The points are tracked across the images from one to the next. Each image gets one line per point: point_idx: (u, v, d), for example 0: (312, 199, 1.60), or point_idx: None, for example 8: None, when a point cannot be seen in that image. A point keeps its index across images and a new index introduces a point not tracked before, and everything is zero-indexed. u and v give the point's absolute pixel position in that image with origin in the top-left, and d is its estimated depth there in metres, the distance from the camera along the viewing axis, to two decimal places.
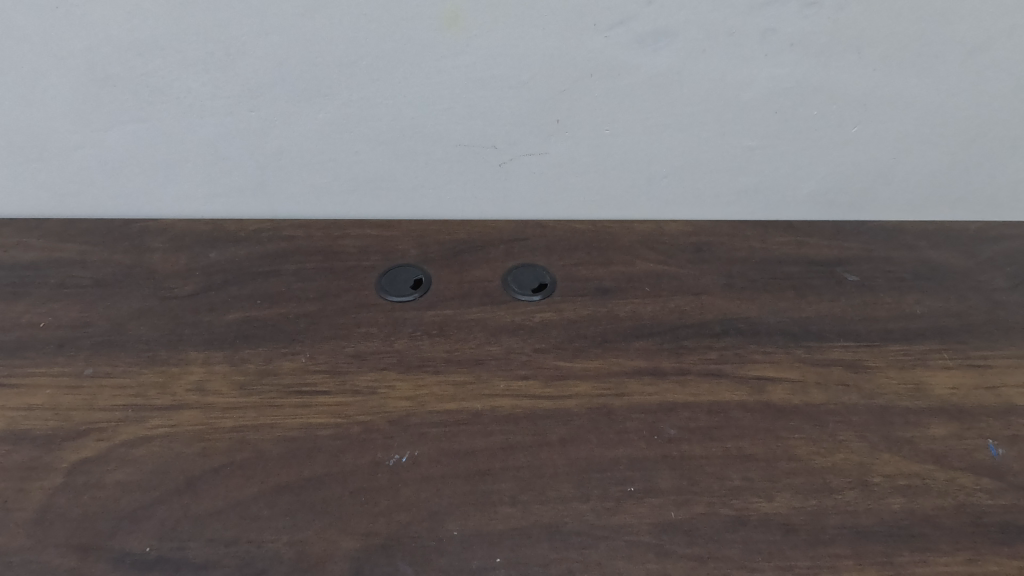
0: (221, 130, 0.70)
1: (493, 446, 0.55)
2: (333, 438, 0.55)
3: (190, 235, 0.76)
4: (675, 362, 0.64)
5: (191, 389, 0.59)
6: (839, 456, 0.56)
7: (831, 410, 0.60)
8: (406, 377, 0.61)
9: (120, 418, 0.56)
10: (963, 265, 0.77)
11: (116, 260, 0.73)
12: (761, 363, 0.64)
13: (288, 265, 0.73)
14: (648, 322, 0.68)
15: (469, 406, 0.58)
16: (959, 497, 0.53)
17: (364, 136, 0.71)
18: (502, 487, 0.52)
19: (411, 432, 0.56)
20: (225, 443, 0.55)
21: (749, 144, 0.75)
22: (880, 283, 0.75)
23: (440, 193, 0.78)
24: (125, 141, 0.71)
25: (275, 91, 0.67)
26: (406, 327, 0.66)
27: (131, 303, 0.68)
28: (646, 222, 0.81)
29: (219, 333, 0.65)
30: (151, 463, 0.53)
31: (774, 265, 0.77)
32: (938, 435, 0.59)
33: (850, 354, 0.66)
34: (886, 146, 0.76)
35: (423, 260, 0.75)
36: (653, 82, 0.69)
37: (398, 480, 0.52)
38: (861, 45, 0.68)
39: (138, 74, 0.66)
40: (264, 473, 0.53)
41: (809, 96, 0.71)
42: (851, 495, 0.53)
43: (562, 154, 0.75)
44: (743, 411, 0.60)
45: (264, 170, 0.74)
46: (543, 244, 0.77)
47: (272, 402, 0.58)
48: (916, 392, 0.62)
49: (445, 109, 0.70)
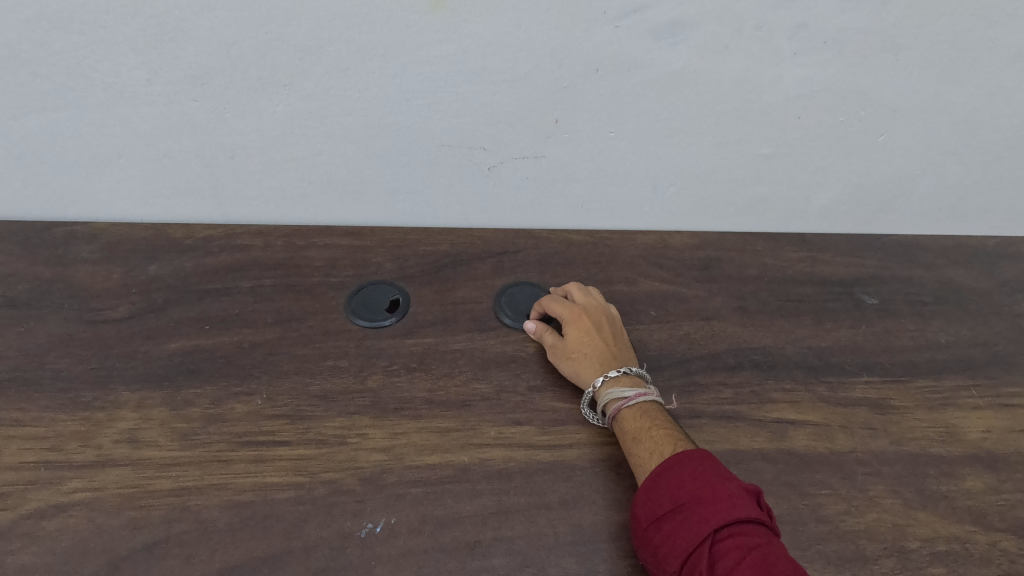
0: (162, 123, 0.59)
1: (483, 510, 0.47)
2: (293, 504, 0.46)
3: (127, 245, 0.66)
4: (686, 403, 0.57)
5: (120, 440, 0.49)
6: (871, 516, 0.50)
7: (859, 460, 0.54)
8: (381, 423, 0.52)
9: (29, 480, 0.46)
10: (982, 288, 0.73)
11: (34, 274, 0.62)
12: (781, 403, 0.58)
13: (243, 282, 0.63)
14: (654, 354, 0.61)
15: (454, 459, 0.50)
16: (1003, 565, 0.48)
17: (331, 133, 0.61)
18: (494, 564, 0.45)
19: (387, 495, 0.48)
20: (161, 511, 0.45)
21: (766, 151, 0.68)
22: (900, 308, 0.69)
23: (419, 198, 0.69)
24: (41, 133, 0.59)
25: (225, 78, 0.56)
26: (381, 360, 0.57)
27: (50, 328, 0.57)
28: (647, 233, 0.74)
29: (158, 367, 0.55)
30: (65, 540, 0.44)
31: (788, 285, 0.70)
32: (974, 488, 0.53)
33: (875, 392, 0.60)
34: (912, 156, 0.70)
35: (401, 276, 0.66)
36: (669, 80, 0.60)
37: (371, 557, 0.44)
38: (899, 45, 0.60)
39: (53, 53, 0.53)
40: (208, 551, 0.44)
41: (837, 101, 0.64)
42: (887, 565, 0.47)
43: (560, 157, 0.66)
44: (764, 462, 0.53)
45: (214, 168, 0.63)
46: (535, 259, 0.70)
47: (220, 457, 0.49)
48: (946, 437, 0.57)
49: (428, 105, 0.60)
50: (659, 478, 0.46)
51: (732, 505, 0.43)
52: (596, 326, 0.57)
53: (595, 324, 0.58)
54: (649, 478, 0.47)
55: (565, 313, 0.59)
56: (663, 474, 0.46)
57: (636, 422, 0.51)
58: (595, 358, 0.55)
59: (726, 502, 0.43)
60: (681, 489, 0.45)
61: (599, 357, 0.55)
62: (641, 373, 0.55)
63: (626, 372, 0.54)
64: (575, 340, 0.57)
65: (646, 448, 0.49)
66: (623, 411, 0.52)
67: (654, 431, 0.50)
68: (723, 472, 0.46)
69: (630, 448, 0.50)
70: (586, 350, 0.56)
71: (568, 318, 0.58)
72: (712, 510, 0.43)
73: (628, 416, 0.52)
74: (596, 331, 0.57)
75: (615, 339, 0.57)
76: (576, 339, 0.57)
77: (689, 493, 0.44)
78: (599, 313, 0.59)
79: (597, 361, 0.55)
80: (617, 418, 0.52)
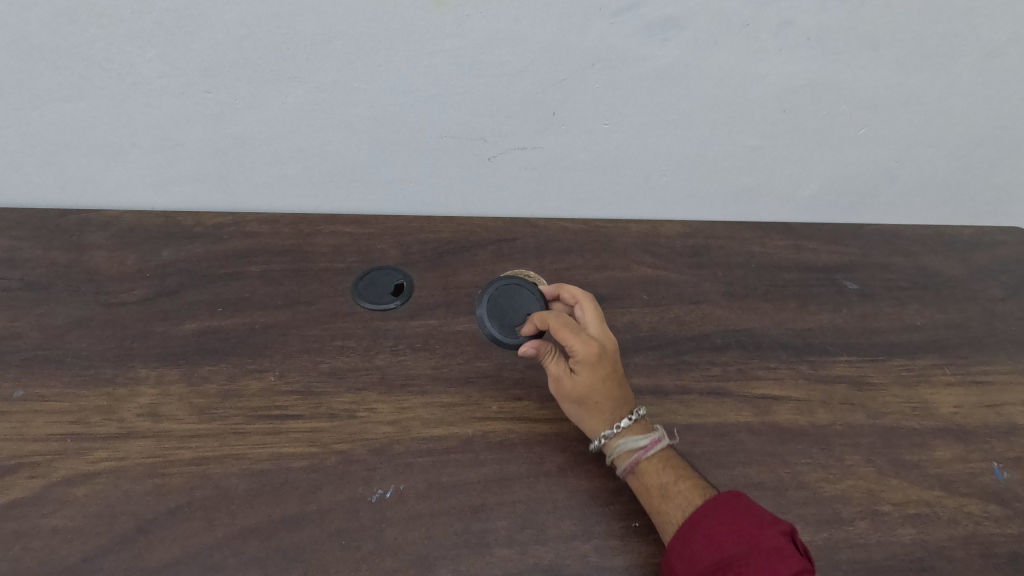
0: (174, 114, 0.61)
1: (486, 477, 0.50)
2: (308, 472, 0.49)
3: (139, 231, 0.68)
4: (676, 380, 0.60)
5: (141, 413, 0.52)
6: (848, 482, 0.54)
7: (838, 432, 0.58)
8: (388, 398, 0.55)
9: (56, 451, 0.49)
10: (958, 274, 0.77)
11: (51, 259, 0.64)
12: (765, 380, 0.61)
13: (252, 267, 0.66)
14: (646, 335, 0.64)
15: (458, 431, 0.53)
16: (968, 526, 0.52)
17: (337, 124, 0.64)
18: (497, 526, 0.48)
19: (395, 463, 0.51)
20: (183, 478, 0.48)
21: (753, 143, 0.71)
22: (879, 292, 0.73)
23: (421, 188, 0.72)
24: (57, 124, 0.61)
25: (236, 71, 0.58)
26: (387, 340, 0.60)
27: (69, 310, 0.60)
28: (640, 222, 0.78)
29: (174, 347, 0.57)
30: (94, 506, 0.46)
31: (774, 271, 0.74)
32: (944, 457, 0.57)
33: (854, 370, 0.64)
34: (890, 148, 0.74)
35: (404, 262, 0.68)
36: (661, 74, 0.63)
37: (382, 520, 0.47)
38: (878, 43, 0.63)
39: (71, 46, 0.55)
40: (228, 514, 0.47)
41: (819, 95, 0.67)
42: (861, 526, 0.51)
43: (556, 148, 0.69)
44: (748, 434, 0.56)
45: (224, 157, 0.66)
46: (533, 245, 0.73)
47: (237, 429, 0.52)
48: (919, 411, 0.61)
49: (431, 97, 0.62)
50: (701, 536, 0.45)
51: (780, 559, 0.42)
52: (612, 371, 0.52)
53: (610, 367, 0.52)
54: (684, 537, 0.45)
55: (585, 352, 0.51)
56: (699, 531, 0.45)
57: (657, 475, 0.49)
58: (606, 409, 0.51)
59: (773, 555, 0.43)
60: (722, 545, 0.44)
61: (610, 406, 0.51)
62: (648, 418, 0.53)
63: (638, 419, 0.52)
64: (590, 386, 0.51)
65: (675, 504, 0.47)
66: (644, 463, 0.49)
67: (677, 483, 0.48)
68: (765, 521, 0.45)
69: (658, 506, 0.48)
70: (598, 400, 0.51)
71: (585, 360, 0.51)
72: (760, 565, 0.43)
73: (650, 470, 0.49)
74: (611, 376, 0.52)
75: (623, 381, 0.53)
76: (591, 385, 0.51)
77: (735, 551, 0.44)
78: (613, 352, 0.53)
79: (610, 411, 0.51)
80: (638, 472, 0.49)
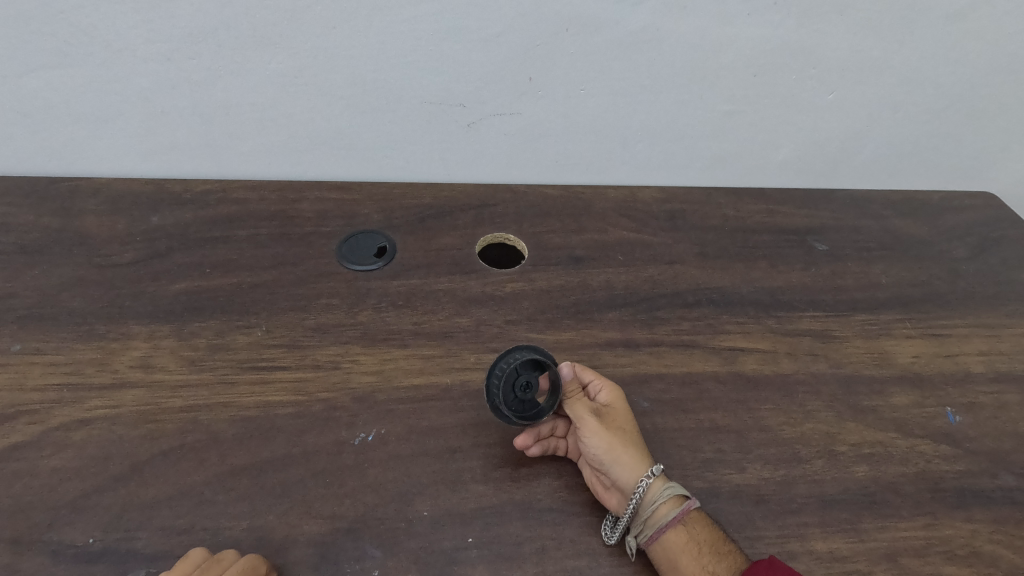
0: (157, 81, 0.63)
1: (463, 422, 0.53)
2: (293, 417, 0.52)
3: (129, 198, 0.70)
4: (647, 333, 0.63)
5: (134, 366, 0.55)
6: (807, 425, 0.57)
7: (800, 379, 0.61)
8: (371, 351, 0.58)
9: (53, 400, 0.52)
10: (925, 234, 0.79)
11: (43, 224, 0.66)
12: (733, 334, 0.64)
13: (239, 231, 0.68)
14: (621, 293, 0.67)
15: (437, 380, 0.56)
16: (919, 464, 0.55)
17: (318, 90, 0.65)
18: (473, 465, 0.51)
19: (377, 410, 0.53)
20: (175, 424, 0.51)
21: (725, 109, 0.73)
22: (848, 253, 0.75)
23: (404, 155, 0.73)
24: (45, 92, 0.62)
25: (218, 38, 0.60)
26: (370, 298, 0.63)
27: (61, 272, 0.62)
28: (618, 188, 0.80)
29: (165, 305, 0.60)
30: (91, 448, 0.49)
31: (746, 233, 0.76)
32: (900, 403, 0.60)
33: (820, 324, 0.66)
34: (860, 113, 0.76)
35: (387, 225, 0.70)
36: (632, 39, 0.65)
37: (364, 460, 0.50)
38: (844, 7, 0.64)
39: (55, 13, 0.56)
40: (218, 455, 0.49)
41: (789, 60, 0.69)
42: (818, 465, 0.54)
43: (534, 114, 0.71)
44: (715, 383, 0.59)
45: (210, 125, 0.67)
46: (513, 211, 0.75)
47: (225, 380, 0.54)
48: (879, 360, 0.64)
49: (409, 63, 0.64)
50: None
51: None
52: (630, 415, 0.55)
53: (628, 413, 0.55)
54: None
55: (603, 382, 0.54)
56: None
57: (702, 531, 0.48)
58: (639, 445, 0.51)
59: None
60: None
61: (641, 444, 0.52)
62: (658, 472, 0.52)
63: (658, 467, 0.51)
64: (624, 420, 0.52)
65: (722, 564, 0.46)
66: (692, 513, 0.49)
67: (720, 541, 0.48)
68: None
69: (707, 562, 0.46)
70: (627, 429, 0.52)
71: (606, 388, 0.54)
72: None
73: (698, 520, 0.48)
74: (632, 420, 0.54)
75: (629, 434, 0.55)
76: (625, 418, 0.53)
77: None
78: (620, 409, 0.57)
79: (643, 447, 0.51)
80: (686, 522, 0.48)
